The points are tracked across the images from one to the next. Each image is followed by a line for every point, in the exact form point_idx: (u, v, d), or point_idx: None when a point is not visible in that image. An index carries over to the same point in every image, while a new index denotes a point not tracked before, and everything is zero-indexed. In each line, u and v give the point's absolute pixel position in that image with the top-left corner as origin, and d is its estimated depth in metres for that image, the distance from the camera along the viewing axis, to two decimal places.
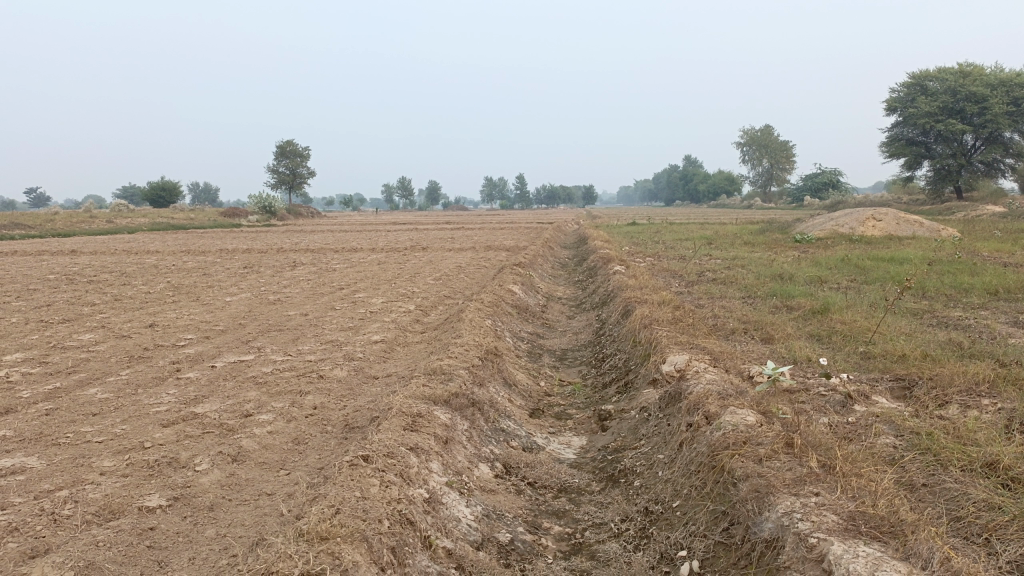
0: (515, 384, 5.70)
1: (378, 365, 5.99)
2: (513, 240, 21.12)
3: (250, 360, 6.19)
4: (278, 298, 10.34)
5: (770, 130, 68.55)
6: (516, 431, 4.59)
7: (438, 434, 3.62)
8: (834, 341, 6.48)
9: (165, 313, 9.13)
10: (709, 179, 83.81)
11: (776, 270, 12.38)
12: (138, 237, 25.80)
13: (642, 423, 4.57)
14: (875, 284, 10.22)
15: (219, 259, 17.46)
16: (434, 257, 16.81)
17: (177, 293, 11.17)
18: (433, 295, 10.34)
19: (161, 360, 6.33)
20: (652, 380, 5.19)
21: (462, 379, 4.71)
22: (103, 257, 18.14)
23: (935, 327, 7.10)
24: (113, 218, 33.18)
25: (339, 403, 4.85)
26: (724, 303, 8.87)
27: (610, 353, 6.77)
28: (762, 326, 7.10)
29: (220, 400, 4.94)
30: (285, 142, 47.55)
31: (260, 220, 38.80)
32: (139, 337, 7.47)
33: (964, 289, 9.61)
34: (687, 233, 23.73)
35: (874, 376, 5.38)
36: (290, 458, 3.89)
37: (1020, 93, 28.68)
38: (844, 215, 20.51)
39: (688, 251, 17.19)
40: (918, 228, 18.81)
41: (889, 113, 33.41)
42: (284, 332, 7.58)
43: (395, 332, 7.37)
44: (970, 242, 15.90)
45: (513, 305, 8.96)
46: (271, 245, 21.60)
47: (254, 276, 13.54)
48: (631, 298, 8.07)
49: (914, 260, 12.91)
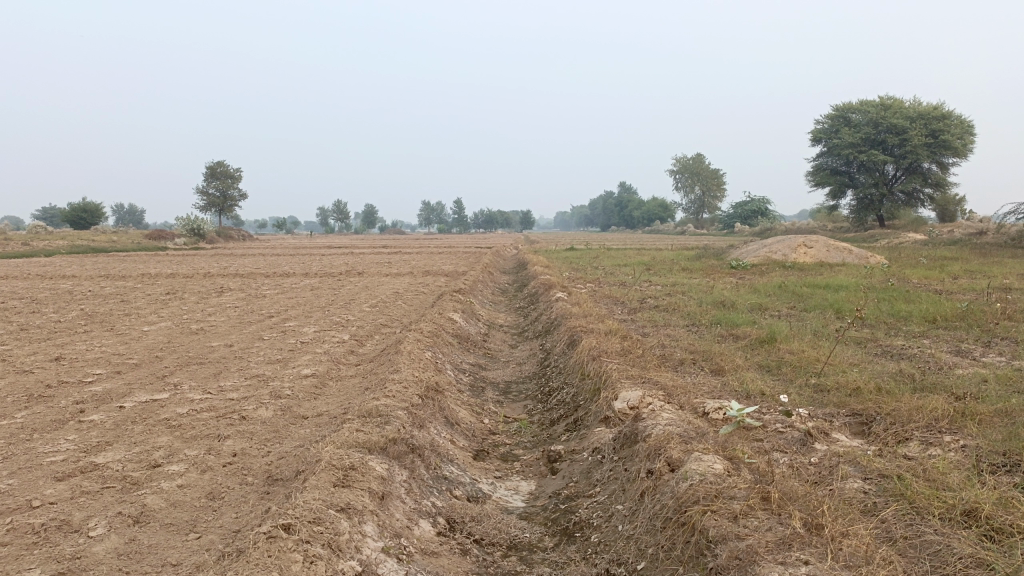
0: (458, 422, 5.31)
1: (307, 403, 5.52)
2: (451, 265, 20.75)
3: (165, 399, 5.63)
4: (201, 328, 9.69)
5: (702, 158, 70.06)
6: (460, 478, 4.20)
7: (373, 489, 3.21)
8: (785, 372, 6.30)
9: (75, 344, 8.42)
10: (644, 206, 85.15)
11: (716, 297, 12.33)
12: (55, 260, 24.47)
13: (596, 467, 4.24)
14: (815, 312, 10.20)
15: (141, 284, 16.55)
16: (370, 283, 16.29)
17: (90, 322, 10.42)
18: (369, 324, 9.86)
19: (64, 399, 5.72)
20: (603, 418, 4.89)
21: (399, 421, 4.30)
22: (14, 282, 17.02)
23: (881, 357, 7.00)
24: (29, 240, 31.40)
25: (263, 449, 4.38)
26: (670, 332, 8.66)
27: (556, 387, 6.44)
28: (711, 356, 6.88)
29: (126, 447, 4.40)
30: (215, 163, 46.19)
31: (188, 244, 37.42)
32: (42, 372, 6.80)
33: (902, 317, 9.64)
34: (625, 259, 23.81)
35: (830, 411, 5.17)
36: (203, 518, 3.43)
37: (937, 126, 29.83)
38: (777, 242, 20.81)
39: (627, 277, 17.09)
40: (848, 255, 19.18)
41: (816, 143, 34.40)
42: (206, 366, 7.02)
43: (327, 365, 6.89)
44: (898, 269, 16.25)
45: (453, 334, 8.57)
46: (198, 269, 20.66)
47: (176, 303, 12.79)
48: (577, 327, 7.77)
49: (850, 287, 13.06)
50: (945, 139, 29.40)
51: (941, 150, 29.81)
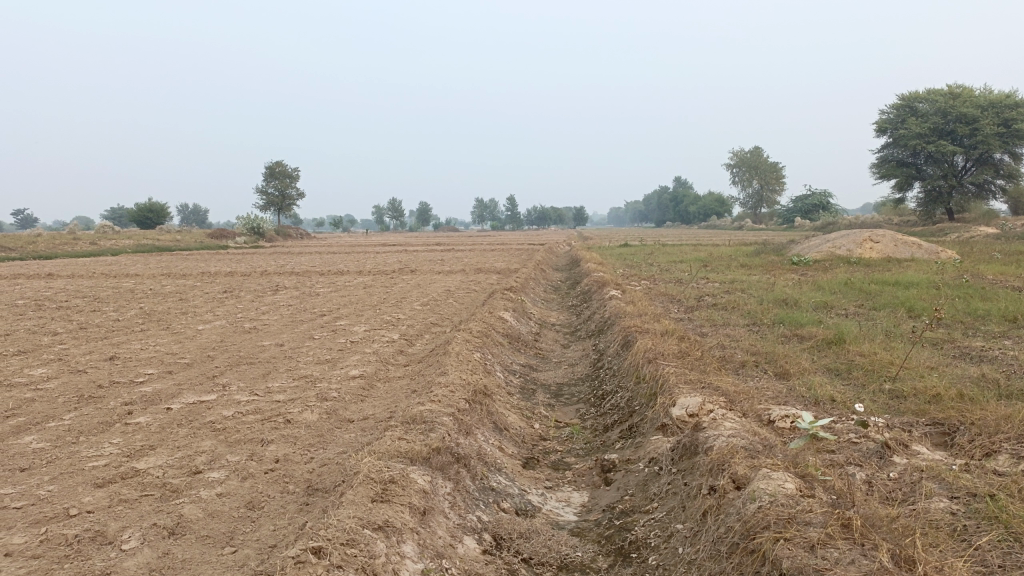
0: (507, 428, 5.10)
1: (353, 406, 5.39)
2: (504, 263, 20.56)
3: (212, 401, 5.55)
4: (254, 327, 9.69)
5: (760, 151, 68.49)
6: (508, 490, 3.98)
7: (415, 505, 3.01)
8: (855, 376, 5.91)
9: (130, 343, 8.48)
10: (700, 201, 83.76)
11: (778, 294, 11.87)
12: (120, 259, 25.17)
13: (653, 479, 3.98)
14: (884, 310, 9.70)
15: (199, 283, 16.80)
16: (423, 281, 16.22)
17: (147, 321, 10.54)
18: (420, 323, 9.73)
19: (113, 401, 5.69)
20: (660, 426, 4.61)
21: (444, 428, 4.09)
22: (81, 281, 17.48)
23: (960, 360, 6.54)
24: (97, 239, 32.41)
25: (306, 456, 4.24)
26: (730, 331, 8.30)
27: (610, 390, 6.18)
28: (775, 359, 6.52)
29: (169, 452, 4.31)
30: (274, 163, 46.98)
31: (247, 242, 38.12)
32: (95, 373, 6.81)
33: (980, 315, 9.08)
34: (682, 255, 23.26)
35: (908, 420, 4.80)
36: (240, 529, 3.29)
37: (1010, 114, 28.45)
38: (840, 236, 20.05)
39: (684, 274, 16.67)
40: (916, 250, 18.37)
41: (881, 134, 33.17)
42: (255, 366, 6.95)
43: (375, 366, 6.76)
44: (971, 264, 15.49)
45: (503, 334, 8.38)
46: (256, 268, 20.95)
47: (232, 302, 12.88)
48: (631, 327, 7.48)
49: (920, 283, 12.44)
50: (1019, 128, 28.03)
51: (1014, 139, 28.43)
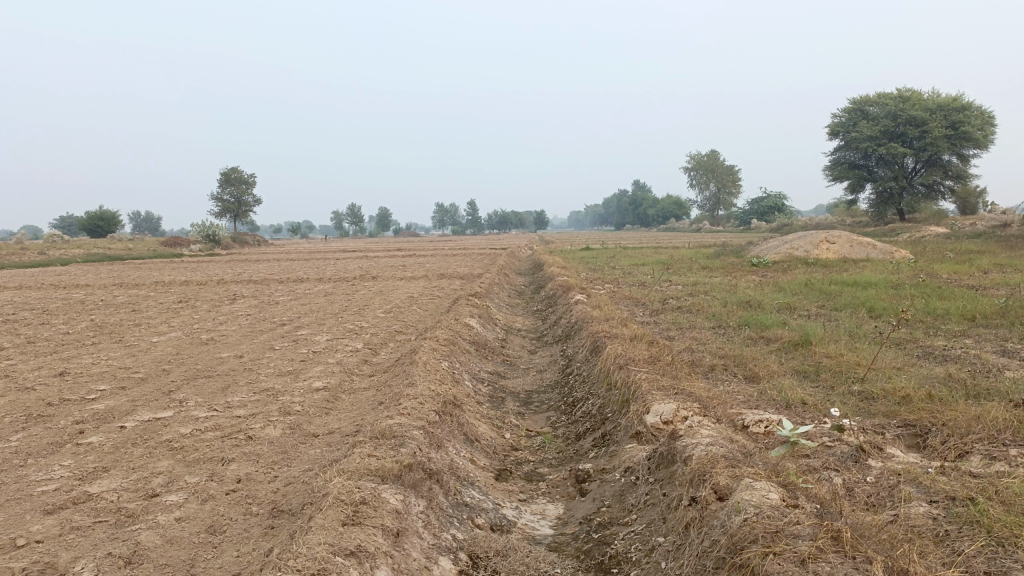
0: (477, 439, 4.97)
1: (318, 420, 5.22)
2: (467, 268, 20.43)
3: (169, 418, 5.32)
4: (211, 338, 9.41)
5: (716, 154, 69.35)
6: (482, 504, 3.85)
7: (387, 526, 2.87)
8: (824, 378, 5.91)
9: (81, 358, 8.16)
10: (659, 204, 84.52)
11: (741, 296, 11.94)
12: (70, 269, 24.41)
13: (630, 489, 3.89)
14: (846, 311, 9.79)
15: (153, 293, 16.34)
16: (385, 287, 16.00)
17: (99, 334, 10.17)
18: (384, 332, 9.55)
19: (63, 419, 5.42)
20: (634, 434, 4.54)
21: (415, 442, 3.95)
22: (28, 293, 16.88)
23: (924, 360, 6.59)
24: (45, 249, 31.46)
25: (269, 474, 4.07)
26: (696, 335, 8.29)
27: (581, 397, 6.09)
28: (744, 362, 6.50)
29: (123, 475, 4.10)
30: (230, 170, 46.18)
31: (203, 250, 37.33)
32: (43, 390, 6.51)
33: (939, 314, 9.21)
34: (644, 258, 23.34)
35: (879, 422, 4.79)
36: (202, 556, 3.12)
37: (957, 117, 29.17)
38: (798, 237, 20.31)
39: (647, 277, 16.71)
40: (872, 250, 18.68)
41: (833, 137, 33.77)
42: (213, 380, 6.72)
43: (340, 377, 6.58)
44: (925, 264, 15.79)
45: (470, 341, 8.25)
46: (212, 276, 20.50)
47: (188, 312, 12.53)
48: (599, 332, 7.41)
49: (879, 283, 12.61)
50: (966, 130, 28.76)
51: (962, 141, 29.16)
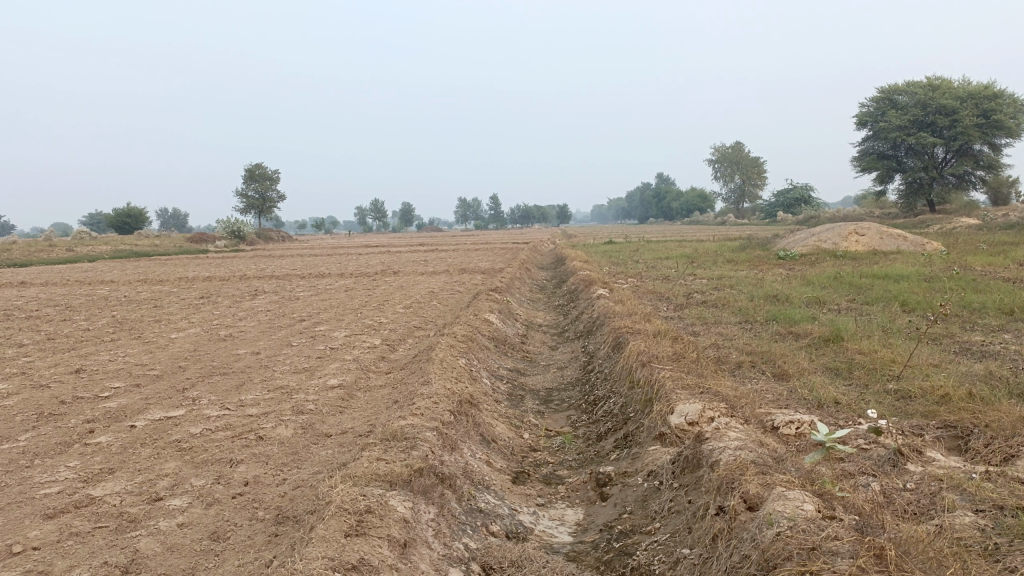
0: (494, 440, 4.80)
1: (332, 419, 5.07)
2: (489, 262, 20.25)
3: (180, 417, 5.21)
4: (229, 334, 9.33)
5: (741, 146, 68.52)
6: (498, 510, 3.67)
7: (394, 537, 2.71)
8: (857, 375, 5.66)
9: (98, 354, 8.10)
10: (682, 197, 83.81)
11: (768, 290, 11.65)
12: (96, 266, 24.60)
13: (653, 495, 3.70)
14: (877, 305, 9.49)
15: (176, 289, 16.35)
16: (405, 282, 15.88)
17: (119, 330, 10.12)
18: (402, 327, 9.42)
19: (74, 418, 5.32)
20: (658, 435, 4.34)
21: (427, 445, 3.78)
22: (54, 289, 16.96)
23: (962, 356, 6.30)
24: (74, 246, 31.74)
25: (277, 477, 3.92)
26: (722, 330, 8.04)
27: (603, 395, 5.90)
28: (773, 359, 6.26)
29: (128, 477, 3.97)
30: (254, 165, 46.37)
31: (227, 246, 37.48)
32: (58, 387, 6.44)
33: (975, 308, 8.88)
34: (668, 251, 23.01)
35: (917, 423, 4.55)
36: (202, 565, 2.98)
37: (989, 105, 28.46)
38: (826, 229, 19.89)
39: (671, 271, 16.43)
40: (902, 242, 18.24)
41: (861, 128, 33.15)
42: (228, 377, 6.60)
43: (356, 374, 6.44)
44: (957, 256, 15.38)
45: (489, 338, 8.09)
46: (235, 272, 20.54)
47: (208, 308, 12.48)
48: (622, 328, 7.20)
49: (910, 276, 12.26)
50: (999, 119, 28.08)
51: (994, 130, 28.46)
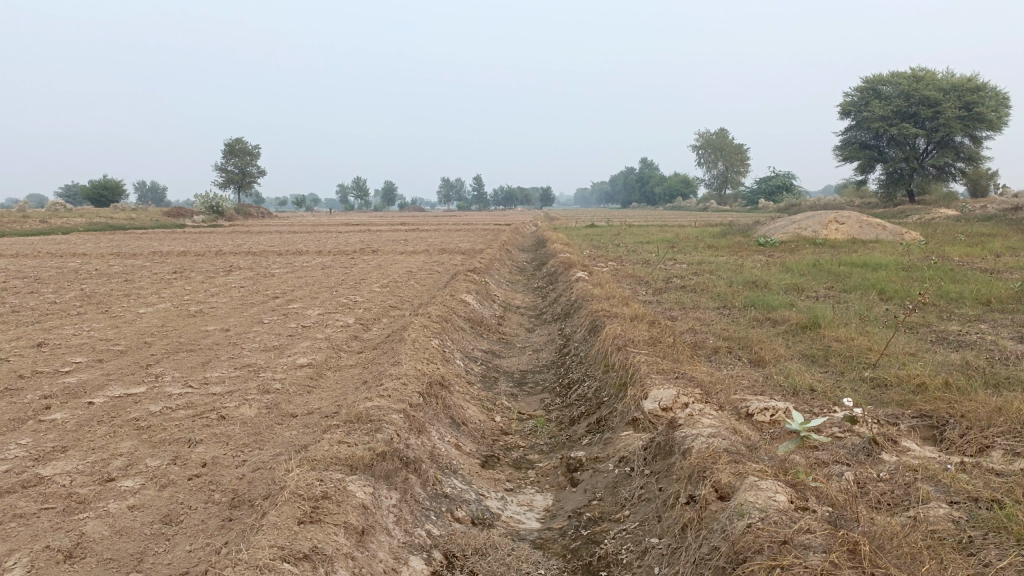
0: (464, 423, 4.68)
1: (298, 399, 4.94)
2: (469, 243, 20.07)
3: (140, 394, 5.05)
4: (200, 310, 9.13)
5: (725, 132, 68.51)
6: (464, 495, 3.57)
7: (351, 524, 2.60)
8: (834, 363, 5.61)
9: (63, 328, 7.89)
10: (665, 181, 83.84)
11: (748, 276, 11.60)
12: (69, 238, 24.13)
13: (623, 481, 3.60)
14: (856, 293, 9.45)
15: (149, 263, 16.07)
16: (384, 261, 15.69)
17: (87, 304, 9.89)
18: (377, 306, 9.26)
19: (30, 394, 5.14)
20: (631, 420, 4.25)
21: (393, 428, 3.67)
22: (24, 261, 16.62)
23: (938, 346, 6.27)
24: (47, 217, 31.14)
25: (237, 459, 3.78)
26: (700, 315, 7.97)
27: (578, 379, 5.80)
28: (749, 345, 6.19)
29: (81, 456, 3.82)
30: (234, 140, 45.72)
31: (206, 221, 37.01)
32: (17, 361, 6.25)
33: (952, 298, 8.86)
34: (649, 236, 22.97)
35: (891, 412, 4.50)
36: (151, 549, 2.85)
37: (971, 98, 28.56)
38: (807, 217, 19.89)
39: (651, 255, 16.36)
40: (881, 231, 18.28)
41: (844, 117, 33.18)
42: (195, 354, 6.44)
43: (326, 353, 6.30)
44: (935, 246, 15.44)
45: (465, 318, 7.96)
46: (211, 247, 20.22)
47: (181, 283, 12.24)
48: (599, 311, 7.10)
49: (889, 264, 12.27)
50: (980, 111, 28.20)
51: (975, 123, 28.60)
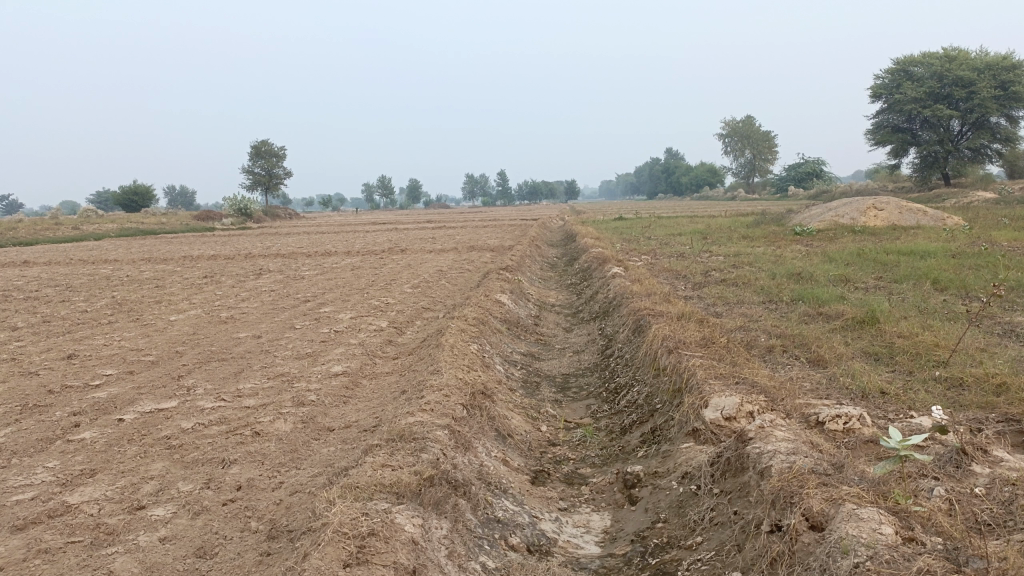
0: (511, 435, 4.41)
1: (334, 411, 4.70)
2: (498, 239, 19.79)
3: (171, 410, 4.84)
4: (230, 316, 8.95)
5: (751, 120, 67.46)
6: (518, 519, 3.29)
7: (403, 564, 2.34)
8: (900, 362, 5.24)
9: (93, 338, 7.75)
10: (692, 171, 82.89)
11: (789, 267, 11.18)
12: (101, 244, 24.29)
13: (690, 501, 3.31)
14: (906, 283, 9.03)
15: (180, 267, 16.01)
16: (413, 260, 15.49)
17: (117, 312, 9.77)
18: (410, 308, 9.03)
19: (59, 411, 4.96)
20: (690, 431, 3.96)
21: (438, 447, 3.41)
22: (57, 268, 16.67)
23: (1010, 340, 5.86)
24: (79, 224, 31.38)
25: (273, 481, 3.55)
26: (747, 311, 7.62)
27: (626, 384, 5.51)
28: (806, 343, 5.84)
29: (109, 481, 3.61)
30: (259, 141, 45.93)
31: (235, 223, 37.18)
32: (47, 375, 6.08)
33: (1012, 285, 8.40)
34: (681, 227, 22.53)
35: (974, 416, 4.14)
36: None
37: (1007, 77, 27.70)
38: (843, 203, 19.33)
39: (686, 248, 15.97)
40: (922, 217, 17.69)
41: (875, 100, 32.31)
42: (226, 364, 6.24)
43: (361, 361, 6.06)
44: (982, 230, 14.86)
45: (501, 319, 7.69)
46: (240, 250, 20.18)
47: (211, 288, 12.12)
48: (643, 309, 6.78)
49: (937, 251, 11.79)
50: (1017, 90, 27.34)
51: (1012, 102, 27.74)
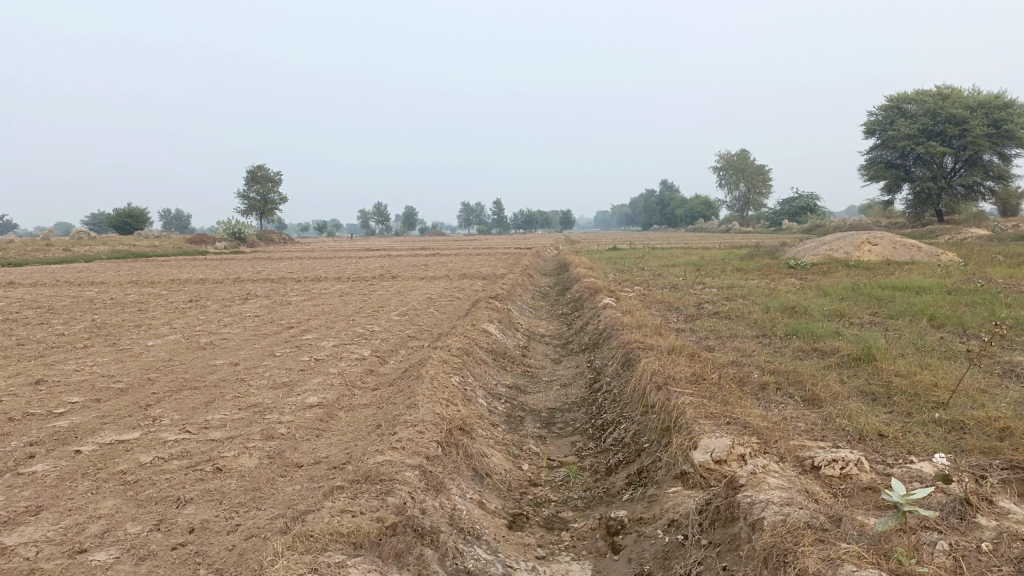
0: (489, 475, 4.18)
1: (305, 446, 4.46)
2: (491, 268, 19.60)
3: (133, 441, 4.59)
4: (210, 342, 8.70)
5: (746, 154, 67.83)
6: (490, 568, 3.05)
7: None
8: (898, 402, 5.03)
9: (65, 363, 7.49)
10: (687, 203, 83.19)
11: (784, 301, 11.01)
12: (90, 266, 24.04)
13: (676, 551, 3.07)
14: (902, 319, 8.85)
15: (167, 291, 15.76)
16: (404, 288, 15.27)
17: (95, 336, 9.50)
18: (395, 337, 8.79)
19: (14, 441, 4.70)
20: (678, 474, 3.73)
21: (407, 491, 3.18)
22: (41, 290, 16.39)
23: (1009, 380, 5.66)
24: (70, 245, 31.11)
25: (229, 523, 3.30)
26: (739, 346, 7.41)
27: (613, 420, 5.28)
28: (800, 380, 5.63)
29: (53, 519, 3.35)
30: (256, 166, 45.87)
31: (228, 247, 36.96)
32: (10, 402, 5.82)
33: (1009, 323, 8.22)
34: (674, 258, 22.40)
35: (976, 462, 3.92)
36: None
37: (999, 115, 27.83)
38: (837, 237, 19.22)
39: (679, 279, 15.82)
40: (916, 252, 17.58)
41: (869, 136, 32.40)
42: (198, 392, 6.00)
43: (338, 392, 5.82)
44: (976, 267, 14.73)
45: (487, 350, 7.47)
46: (230, 274, 19.94)
47: (195, 313, 11.86)
48: (632, 342, 6.57)
49: (932, 287, 11.65)
50: (1009, 129, 27.47)
51: (1004, 140, 27.84)
